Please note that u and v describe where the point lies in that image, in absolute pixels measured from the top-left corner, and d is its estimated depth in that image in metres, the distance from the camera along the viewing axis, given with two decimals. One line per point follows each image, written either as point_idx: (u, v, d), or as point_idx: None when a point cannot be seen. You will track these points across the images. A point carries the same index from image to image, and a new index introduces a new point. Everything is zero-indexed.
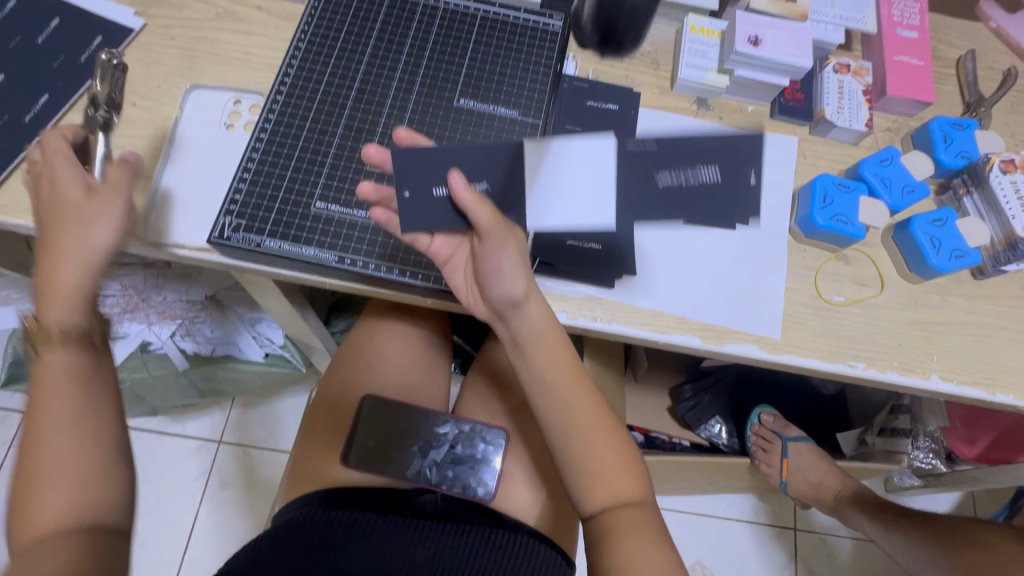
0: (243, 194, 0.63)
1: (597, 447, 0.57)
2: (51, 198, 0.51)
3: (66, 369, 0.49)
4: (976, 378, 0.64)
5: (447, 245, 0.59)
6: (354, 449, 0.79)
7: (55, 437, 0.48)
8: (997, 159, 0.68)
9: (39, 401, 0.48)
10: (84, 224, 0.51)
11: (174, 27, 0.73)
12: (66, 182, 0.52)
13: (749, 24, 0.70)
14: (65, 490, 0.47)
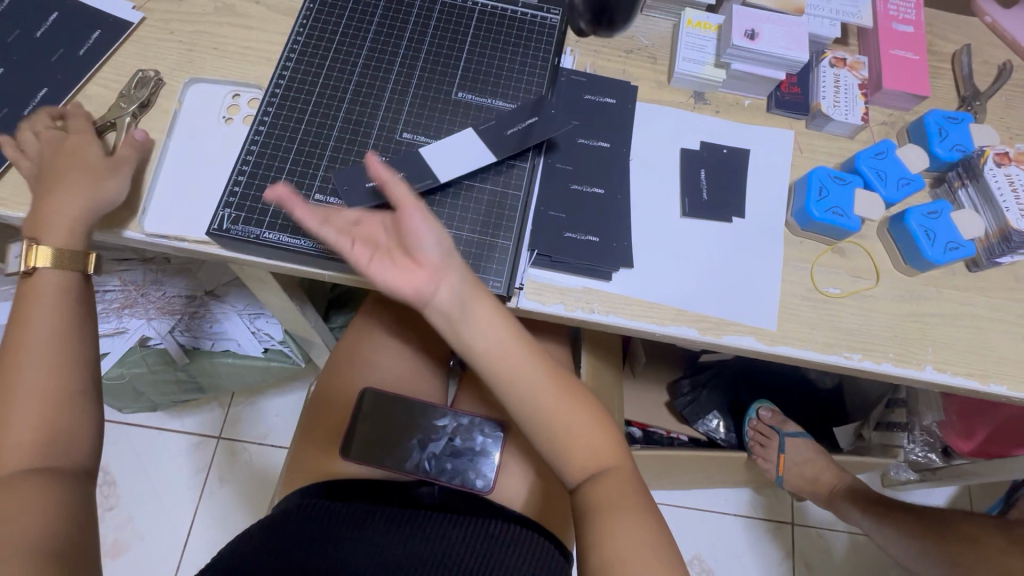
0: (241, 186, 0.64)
1: (575, 425, 0.58)
2: (79, 150, 0.61)
3: (49, 313, 0.56)
4: (971, 369, 0.65)
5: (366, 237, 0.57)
6: (354, 443, 0.79)
7: (28, 366, 0.54)
8: (991, 152, 0.68)
9: (21, 332, 0.55)
10: (78, 190, 0.59)
11: (173, 21, 0.73)
12: (71, 155, 0.61)
13: (745, 19, 0.70)
14: (28, 412, 0.52)
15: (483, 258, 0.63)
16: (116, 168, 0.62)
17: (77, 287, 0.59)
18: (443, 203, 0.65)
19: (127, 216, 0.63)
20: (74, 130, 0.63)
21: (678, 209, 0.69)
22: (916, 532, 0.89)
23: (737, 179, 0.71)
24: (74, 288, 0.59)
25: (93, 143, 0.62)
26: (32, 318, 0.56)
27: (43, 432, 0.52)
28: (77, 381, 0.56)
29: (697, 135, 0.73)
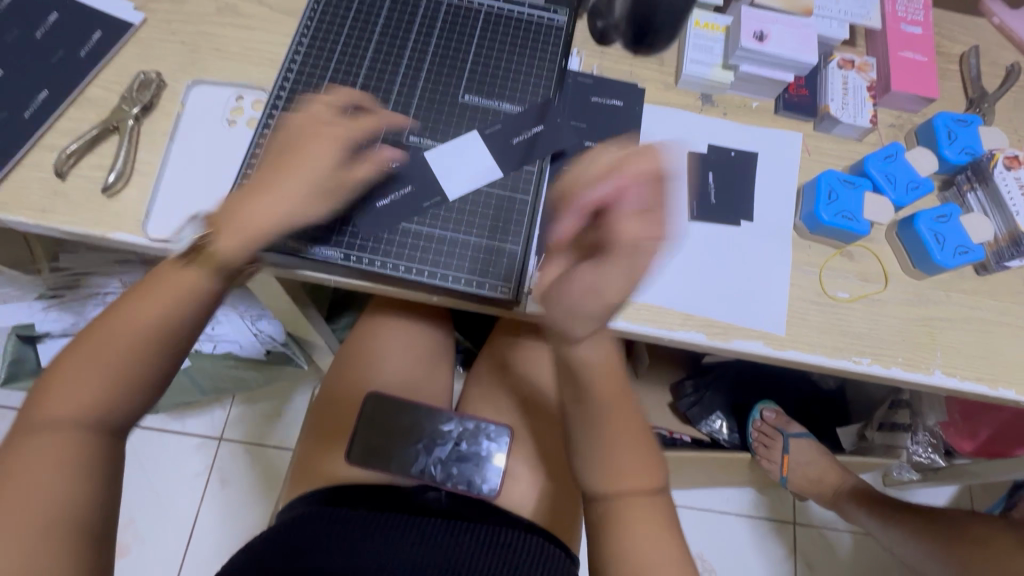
0: (351, 241, 0.62)
1: (620, 431, 0.55)
2: (326, 157, 0.57)
3: (161, 307, 0.51)
4: (979, 373, 0.65)
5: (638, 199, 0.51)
6: (358, 446, 0.79)
7: (109, 352, 0.49)
8: (1001, 155, 0.68)
9: (116, 315, 0.51)
10: (265, 202, 0.54)
11: (174, 21, 0.72)
12: (309, 154, 0.56)
13: (754, 20, 0.69)
14: (76, 398, 0.47)
15: (488, 262, 0.63)
16: (337, 190, 0.58)
17: (208, 295, 0.54)
18: (450, 207, 0.64)
19: (131, 220, 0.63)
20: (308, 116, 0.59)
21: (686, 213, 0.69)
22: (921, 534, 0.89)
23: (744, 182, 0.70)
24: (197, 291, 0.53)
25: (332, 148, 0.57)
26: (142, 303, 0.51)
27: (86, 418, 0.47)
28: (143, 379, 0.50)
29: (704, 138, 0.72)
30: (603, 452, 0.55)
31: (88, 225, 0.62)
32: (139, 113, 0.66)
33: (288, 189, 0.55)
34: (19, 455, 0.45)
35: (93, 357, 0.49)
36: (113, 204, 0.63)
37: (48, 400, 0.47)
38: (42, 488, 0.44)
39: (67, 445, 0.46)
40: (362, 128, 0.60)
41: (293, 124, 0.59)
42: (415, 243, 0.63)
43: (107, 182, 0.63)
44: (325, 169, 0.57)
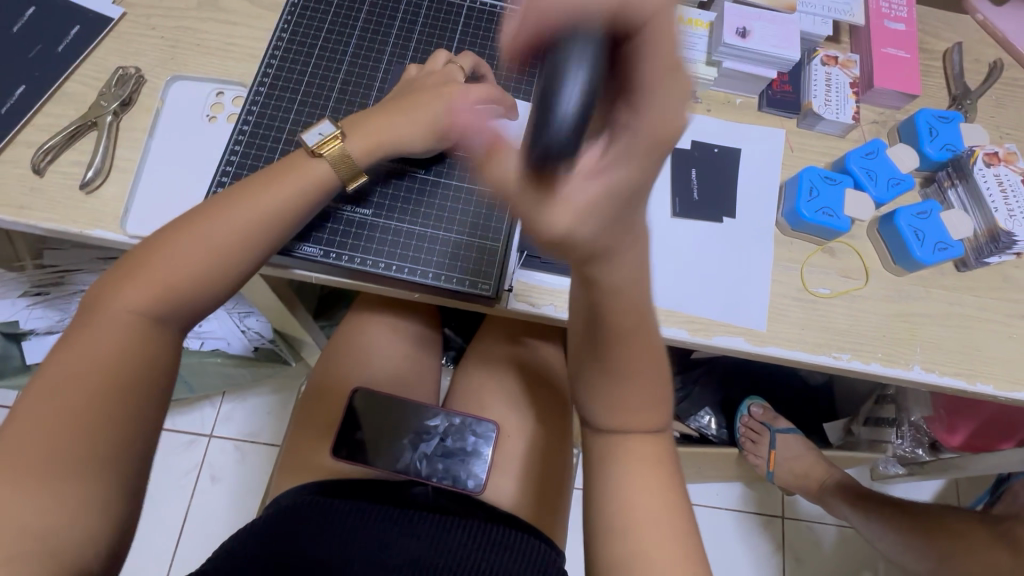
0: (414, 185, 0.65)
1: (635, 360, 0.44)
2: (447, 105, 0.61)
3: (273, 203, 0.56)
4: (957, 368, 0.65)
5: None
6: (345, 442, 0.79)
7: (210, 242, 0.54)
8: (980, 153, 0.68)
9: (227, 205, 0.55)
10: (378, 122, 0.61)
11: (154, 16, 0.71)
12: (433, 96, 0.62)
13: (737, 16, 0.69)
14: (150, 291, 0.51)
15: (467, 259, 0.63)
16: (441, 135, 0.62)
17: (310, 198, 0.58)
18: (431, 204, 0.65)
19: (110, 216, 0.62)
20: (426, 71, 0.66)
21: (668, 209, 0.69)
22: (904, 528, 0.90)
23: (727, 179, 0.70)
24: (309, 195, 0.58)
25: (455, 98, 0.62)
26: (257, 194, 0.56)
27: (154, 309, 0.52)
28: (220, 278, 0.55)
29: (687, 134, 0.72)
30: (608, 390, 0.46)
31: (67, 222, 0.61)
32: (119, 109, 0.66)
33: (407, 125, 0.61)
34: (88, 330, 0.50)
35: (188, 245, 0.53)
36: (91, 201, 0.63)
37: (133, 281, 0.52)
38: (94, 364, 0.48)
39: (131, 332, 0.50)
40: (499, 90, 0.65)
41: (410, 73, 0.66)
42: (396, 239, 0.63)
43: (85, 179, 0.62)
44: (445, 115, 0.61)
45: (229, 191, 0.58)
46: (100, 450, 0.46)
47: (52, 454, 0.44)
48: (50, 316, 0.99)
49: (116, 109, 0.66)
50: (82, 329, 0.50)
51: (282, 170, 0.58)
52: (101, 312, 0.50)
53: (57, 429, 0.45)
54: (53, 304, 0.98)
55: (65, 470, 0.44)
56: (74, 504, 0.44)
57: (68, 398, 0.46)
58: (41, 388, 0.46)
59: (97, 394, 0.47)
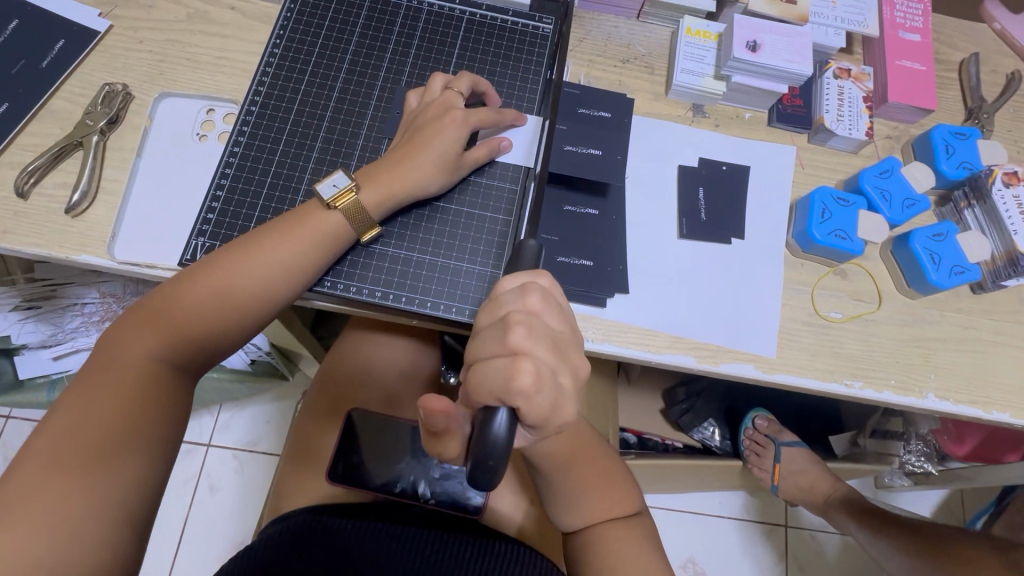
0: (414, 215, 0.63)
1: (588, 468, 0.57)
2: (453, 141, 0.60)
3: (292, 252, 0.55)
4: (973, 396, 0.63)
5: (523, 340, 0.39)
6: (341, 463, 0.74)
7: (227, 295, 0.53)
8: (1001, 171, 0.66)
9: (243, 255, 0.54)
10: (384, 170, 0.59)
11: (141, 29, 0.69)
12: (438, 130, 0.59)
13: (747, 29, 0.67)
14: (165, 340, 0.51)
15: (465, 286, 0.61)
16: (454, 164, 0.61)
17: (325, 248, 0.57)
18: (429, 230, 0.63)
19: (96, 241, 0.60)
20: (426, 101, 0.63)
21: (675, 230, 0.67)
22: (913, 549, 0.89)
23: (736, 197, 0.68)
24: (330, 242, 0.57)
25: (459, 126, 0.60)
26: (276, 243, 0.55)
27: (171, 358, 0.52)
28: (236, 327, 0.55)
29: (694, 151, 0.70)
30: (577, 491, 0.56)
31: (52, 246, 0.59)
32: (107, 126, 0.64)
33: (415, 168, 0.59)
34: (102, 372, 0.49)
35: (203, 294, 0.52)
36: (77, 224, 0.60)
37: (146, 331, 0.51)
38: (104, 409, 0.47)
39: (145, 381, 0.50)
40: (498, 117, 0.63)
41: (411, 108, 0.64)
42: (393, 266, 0.61)
43: (71, 202, 0.60)
44: (451, 152, 0.60)
45: (244, 237, 0.56)
46: (115, 491, 0.45)
47: (65, 499, 0.43)
48: (42, 331, 0.95)
49: (103, 127, 0.63)
50: (90, 377, 0.49)
51: (301, 218, 0.56)
52: (113, 359, 0.50)
53: (71, 475, 0.44)
54: (45, 318, 0.93)
55: (79, 514, 0.43)
56: (86, 547, 0.43)
57: (79, 449, 0.45)
58: (47, 439, 0.45)
59: (111, 442, 0.46)
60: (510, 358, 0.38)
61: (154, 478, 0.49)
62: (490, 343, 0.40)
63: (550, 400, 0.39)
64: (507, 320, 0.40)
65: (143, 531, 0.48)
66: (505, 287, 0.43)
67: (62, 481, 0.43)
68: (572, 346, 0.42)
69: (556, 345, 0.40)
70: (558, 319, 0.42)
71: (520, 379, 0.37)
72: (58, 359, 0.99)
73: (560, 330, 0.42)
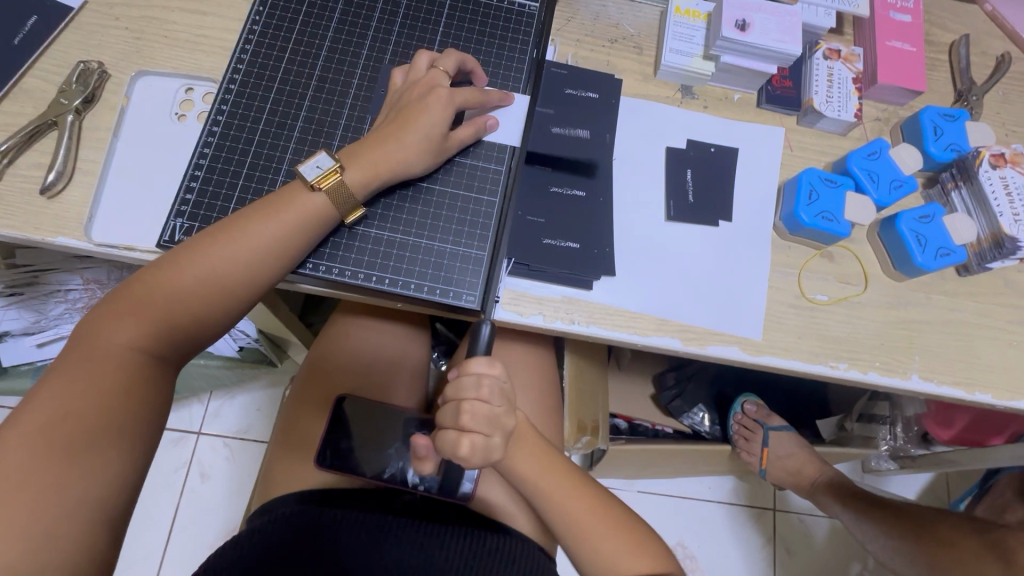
0: (397, 195, 0.62)
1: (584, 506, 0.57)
2: (439, 121, 0.59)
3: (278, 235, 0.54)
4: (956, 377, 0.64)
5: (469, 421, 0.50)
6: (329, 450, 0.73)
7: (216, 280, 0.52)
8: (988, 152, 0.66)
9: (229, 239, 0.53)
10: (371, 150, 0.58)
11: (117, 5, 0.67)
12: (423, 112, 0.58)
13: (736, 8, 0.66)
14: (148, 330, 0.50)
15: (449, 268, 0.60)
16: (439, 144, 0.60)
17: (315, 229, 0.56)
18: (413, 211, 0.62)
19: (73, 222, 0.59)
20: (409, 81, 0.62)
21: (662, 213, 0.66)
22: (894, 527, 0.91)
23: (724, 179, 0.68)
24: (317, 224, 0.56)
25: (444, 107, 0.59)
26: (261, 226, 0.54)
27: (155, 348, 0.51)
28: (222, 314, 0.54)
29: (683, 132, 0.69)
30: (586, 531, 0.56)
31: (27, 228, 0.58)
32: (83, 106, 0.62)
33: (399, 150, 0.58)
34: (80, 361, 0.48)
35: (190, 282, 0.52)
36: (53, 206, 0.59)
37: (125, 319, 0.50)
38: (83, 399, 0.47)
39: (127, 375, 0.49)
40: (484, 97, 0.63)
41: (396, 86, 0.62)
42: (377, 248, 0.60)
43: (46, 183, 0.58)
44: (437, 131, 0.59)
45: (228, 220, 0.55)
46: (92, 489, 0.45)
47: (40, 497, 0.43)
48: (25, 318, 0.92)
49: (78, 106, 0.62)
50: (67, 368, 0.48)
51: (284, 200, 0.55)
52: (94, 347, 0.49)
53: (50, 474, 0.43)
54: (28, 305, 0.90)
55: (62, 509, 0.43)
56: (73, 539, 0.43)
57: (57, 446, 0.44)
58: (21, 432, 0.44)
59: (91, 438, 0.46)
60: (455, 434, 0.50)
61: (132, 475, 0.48)
62: (448, 416, 0.51)
63: (483, 459, 0.51)
64: (460, 405, 0.50)
65: (123, 527, 0.47)
66: (470, 367, 0.52)
67: (40, 481, 0.43)
68: (513, 416, 0.53)
69: (495, 423, 0.51)
70: (501, 400, 0.52)
71: (461, 450, 0.50)
72: (42, 347, 0.98)
73: (502, 409, 0.52)
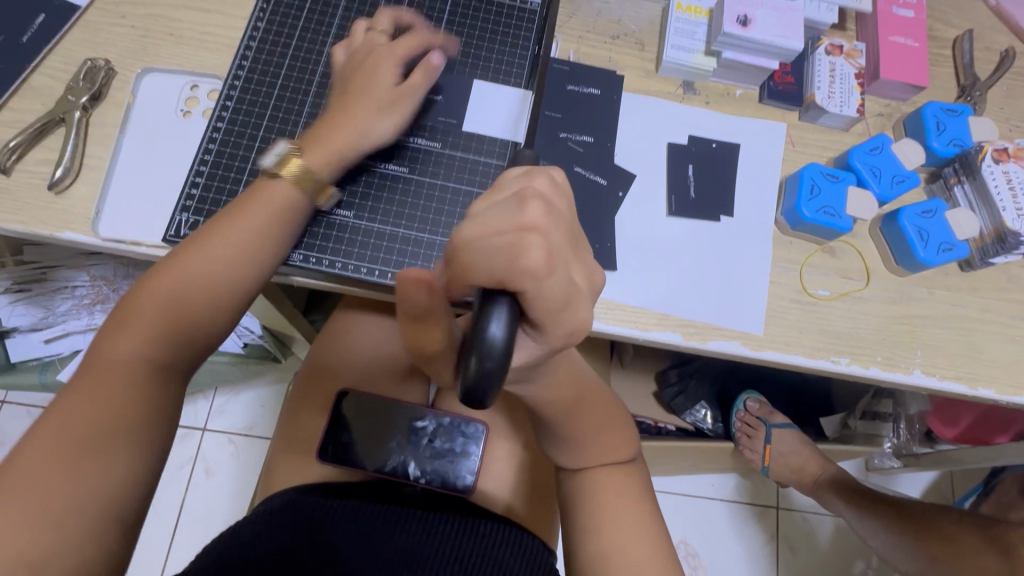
0: (375, 180, 0.62)
1: (586, 417, 0.55)
2: (382, 80, 0.60)
3: (263, 226, 0.54)
4: (959, 372, 0.64)
5: (539, 215, 0.34)
6: (332, 443, 0.74)
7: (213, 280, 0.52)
8: (990, 148, 0.66)
9: (218, 236, 0.53)
10: (329, 127, 0.58)
11: (124, 3, 0.68)
12: (365, 76, 0.60)
13: (738, 3, 0.66)
14: (147, 337, 0.49)
15: None
16: (394, 106, 0.60)
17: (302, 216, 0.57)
18: (414, 205, 0.62)
19: (80, 217, 0.59)
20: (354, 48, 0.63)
21: (664, 208, 0.66)
22: (898, 524, 0.90)
23: (726, 175, 0.68)
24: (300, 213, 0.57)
25: (386, 67, 0.60)
26: (244, 220, 0.54)
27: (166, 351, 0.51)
28: (223, 316, 0.54)
29: (685, 128, 0.69)
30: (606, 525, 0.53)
31: (35, 223, 0.59)
32: (90, 104, 0.63)
33: (356, 120, 0.58)
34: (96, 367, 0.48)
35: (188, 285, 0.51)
36: (61, 201, 0.60)
37: (123, 330, 0.49)
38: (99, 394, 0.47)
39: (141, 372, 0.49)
40: (422, 49, 0.63)
41: (338, 57, 0.63)
42: (377, 241, 0.61)
43: (54, 178, 0.59)
44: (386, 90, 0.60)
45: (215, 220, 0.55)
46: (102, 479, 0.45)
47: None
48: (33, 314, 0.94)
49: (85, 103, 0.63)
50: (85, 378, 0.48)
51: (256, 193, 0.55)
52: (107, 356, 0.49)
53: (59, 474, 0.42)
54: (35, 301, 0.92)
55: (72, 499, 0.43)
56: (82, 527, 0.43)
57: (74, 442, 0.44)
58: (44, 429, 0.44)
59: (100, 437, 0.45)
60: (516, 233, 0.33)
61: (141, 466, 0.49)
62: (497, 217, 0.35)
63: (559, 290, 0.34)
64: (520, 198, 0.35)
65: None
66: (510, 174, 0.39)
67: (46, 482, 0.42)
68: (584, 247, 0.39)
69: (571, 237, 0.37)
70: (567, 207, 0.38)
71: (530, 255, 0.33)
72: (49, 342, 0.99)
73: (569, 218, 0.37)
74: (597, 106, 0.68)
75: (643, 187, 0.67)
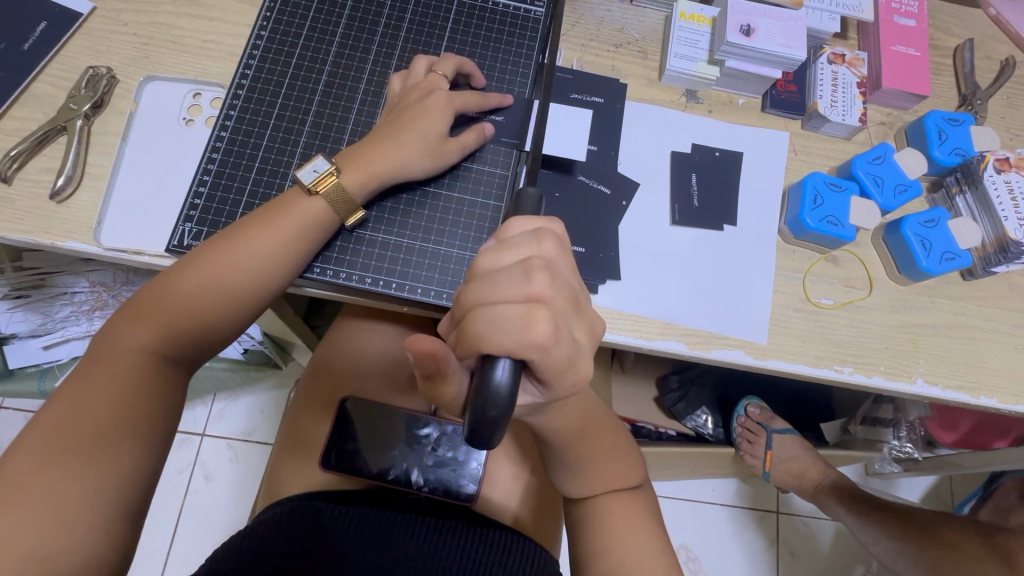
0: (405, 201, 0.62)
1: (595, 430, 0.54)
2: (436, 124, 0.59)
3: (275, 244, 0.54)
4: (961, 381, 0.64)
5: (544, 286, 0.35)
6: (333, 451, 0.74)
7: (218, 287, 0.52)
8: (992, 157, 0.66)
9: (229, 247, 0.53)
10: (371, 150, 0.58)
11: (125, 11, 0.67)
12: (420, 112, 0.59)
13: (741, 12, 0.66)
14: (154, 333, 0.50)
15: (454, 272, 0.61)
16: (439, 150, 0.59)
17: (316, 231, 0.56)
18: (421, 215, 0.62)
19: (82, 226, 0.59)
20: (410, 83, 0.62)
21: (667, 217, 0.66)
22: (899, 530, 0.91)
23: (728, 183, 0.68)
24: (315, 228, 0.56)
25: (442, 110, 0.60)
26: (259, 234, 0.54)
27: (163, 352, 0.51)
28: (227, 321, 0.54)
29: (688, 136, 0.70)
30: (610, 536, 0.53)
31: (37, 232, 0.58)
32: (92, 112, 0.63)
33: (396, 152, 0.58)
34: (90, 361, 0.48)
35: (195, 288, 0.52)
36: (62, 210, 0.59)
37: (126, 331, 0.50)
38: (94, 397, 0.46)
39: (136, 374, 0.49)
40: (484, 100, 0.63)
41: (393, 90, 0.63)
42: (383, 251, 0.61)
43: (56, 187, 0.59)
44: (436, 135, 0.59)
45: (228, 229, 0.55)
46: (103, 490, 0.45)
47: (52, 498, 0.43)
48: (32, 320, 0.93)
49: (87, 112, 0.62)
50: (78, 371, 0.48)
51: (269, 210, 0.55)
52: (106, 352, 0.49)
53: (59, 475, 0.42)
54: (34, 307, 0.91)
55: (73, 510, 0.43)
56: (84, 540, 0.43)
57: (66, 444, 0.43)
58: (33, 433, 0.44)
59: (99, 440, 0.45)
60: (525, 308, 0.34)
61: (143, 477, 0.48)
62: (505, 285, 0.35)
63: (566, 353, 0.35)
64: (526, 266, 0.35)
65: None
66: (514, 229, 0.39)
67: (46, 488, 0.42)
68: (585, 300, 0.39)
69: (575, 301, 0.37)
70: (571, 267, 0.38)
71: (537, 329, 0.33)
72: (48, 349, 0.98)
73: (573, 280, 0.38)
74: (602, 114, 0.68)
75: (646, 195, 0.67)
